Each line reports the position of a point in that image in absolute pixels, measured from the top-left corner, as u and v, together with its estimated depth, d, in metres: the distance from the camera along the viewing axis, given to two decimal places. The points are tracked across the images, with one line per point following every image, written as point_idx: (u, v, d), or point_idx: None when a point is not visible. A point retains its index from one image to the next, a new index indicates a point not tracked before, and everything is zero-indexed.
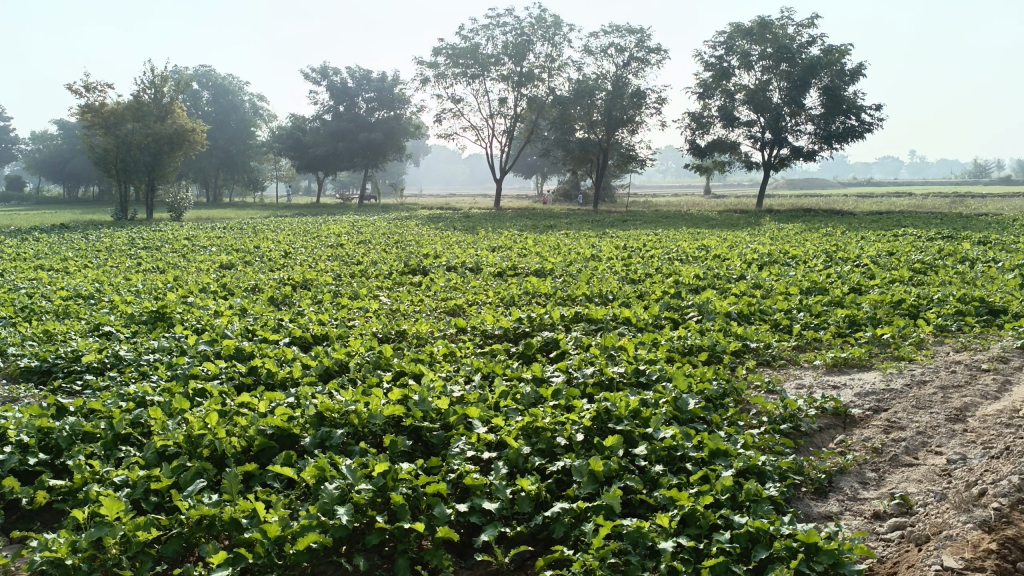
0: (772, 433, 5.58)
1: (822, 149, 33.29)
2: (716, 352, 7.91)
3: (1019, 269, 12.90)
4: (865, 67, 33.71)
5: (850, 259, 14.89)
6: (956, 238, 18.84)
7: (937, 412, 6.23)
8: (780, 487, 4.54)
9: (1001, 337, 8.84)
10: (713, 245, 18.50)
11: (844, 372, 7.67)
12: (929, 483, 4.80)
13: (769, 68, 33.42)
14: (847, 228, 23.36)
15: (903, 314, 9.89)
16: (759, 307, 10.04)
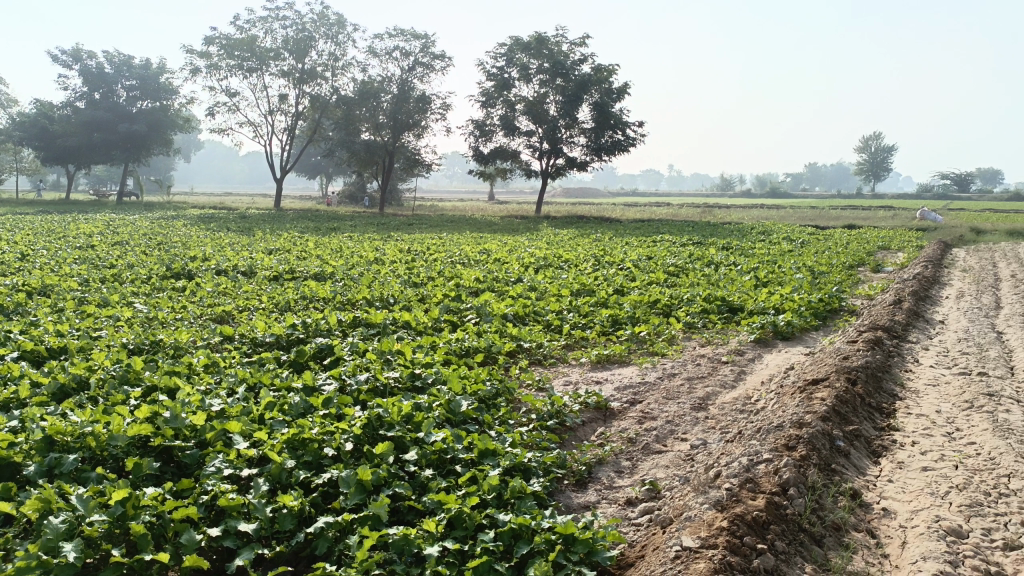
0: (540, 430, 5.80)
1: (594, 160, 35.72)
2: (492, 353, 8.11)
3: (752, 271, 14.71)
4: (629, 86, 36.64)
5: (615, 263, 16.04)
6: (704, 244, 21.06)
7: (683, 402, 6.87)
8: (543, 482, 4.72)
9: (737, 332, 10.00)
10: (493, 249, 19.06)
11: (607, 368, 8.22)
12: (674, 468, 5.25)
13: (546, 82, 35.15)
14: (615, 234, 25.21)
15: (658, 312, 10.84)
16: (533, 308, 10.47)
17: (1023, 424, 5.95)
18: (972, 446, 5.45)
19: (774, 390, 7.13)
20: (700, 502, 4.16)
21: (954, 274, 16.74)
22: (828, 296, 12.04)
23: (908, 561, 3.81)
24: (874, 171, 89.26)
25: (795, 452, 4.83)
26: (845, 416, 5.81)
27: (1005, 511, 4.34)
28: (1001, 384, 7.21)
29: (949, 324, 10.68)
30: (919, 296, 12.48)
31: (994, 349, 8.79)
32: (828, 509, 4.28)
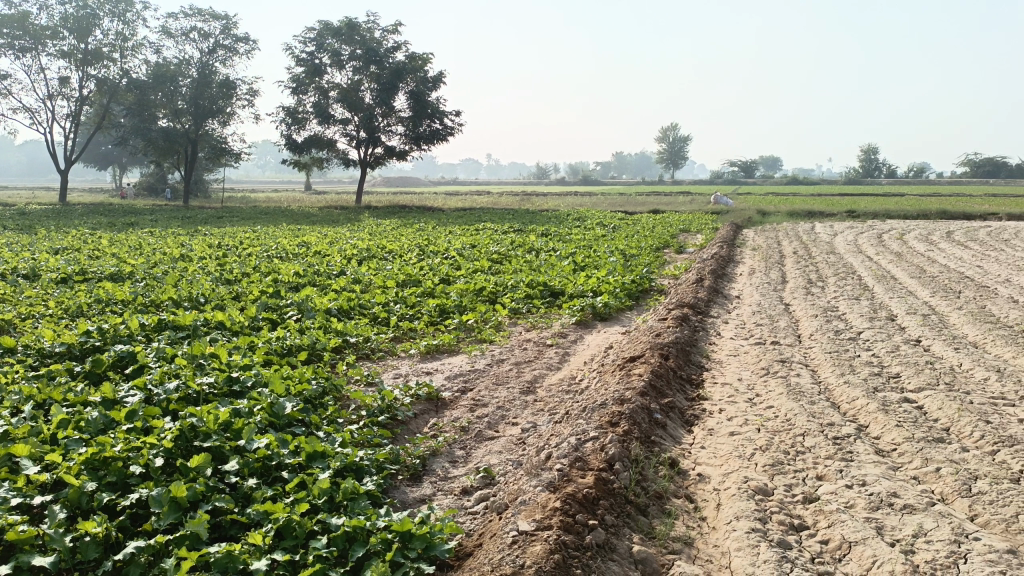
0: (371, 427, 5.65)
1: (412, 149, 35.48)
2: (316, 350, 7.80)
3: (571, 256, 15.33)
4: (445, 75, 36.68)
5: (439, 252, 16.05)
6: (525, 231, 21.65)
7: (513, 386, 7.01)
8: (376, 480, 4.59)
9: (560, 315, 10.37)
10: (312, 241, 18.38)
11: (436, 358, 8.19)
12: (507, 453, 5.33)
13: (359, 69, 34.30)
14: (437, 223, 25.27)
15: (484, 300, 10.98)
16: (358, 302, 10.22)
17: (809, 386, 6.67)
18: (770, 409, 6.02)
19: (596, 370, 7.47)
20: (535, 485, 4.24)
21: (745, 252, 18.47)
22: (640, 277, 12.81)
23: (723, 521, 4.12)
24: (673, 159, 96.30)
25: (620, 428, 5.07)
26: (661, 389, 6.20)
27: (800, 467, 4.83)
28: (789, 351, 8.04)
29: (744, 299, 11.75)
30: (718, 275, 13.62)
31: (782, 320, 9.79)
32: (651, 479, 4.53)
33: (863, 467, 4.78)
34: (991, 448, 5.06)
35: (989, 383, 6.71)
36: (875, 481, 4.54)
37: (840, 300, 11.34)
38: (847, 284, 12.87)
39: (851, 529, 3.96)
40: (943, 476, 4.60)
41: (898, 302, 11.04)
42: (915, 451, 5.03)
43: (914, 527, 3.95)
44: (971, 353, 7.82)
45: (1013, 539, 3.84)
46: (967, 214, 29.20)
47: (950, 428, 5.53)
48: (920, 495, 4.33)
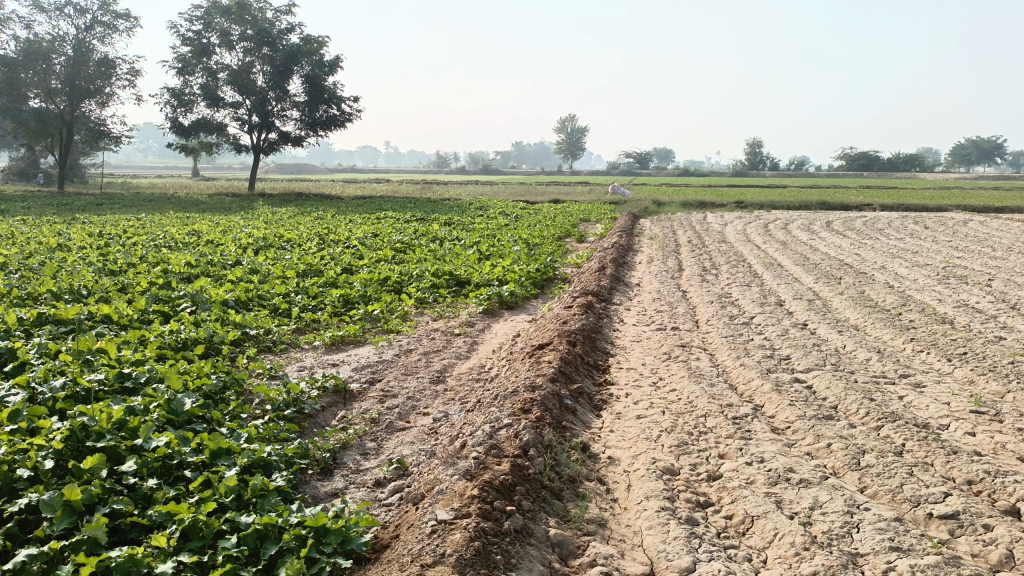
0: (276, 421, 5.47)
1: (309, 135, 34.48)
2: (213, 344, 7.47)
3: (475, 245, 15.35)
4: (342, 60, 35.81)
5: (341, 241, 15.72)
6: (427, 220, 21.50)
7: (422, 376, 6.97)
8: (286, 475, 4.45)
9: (466, 304, 10.37)
10: (204, 230, 17.58)
11: (342, 349, 8.03)
12: (419, 443, 5.29)
13: (251, 51, 32.97)
14: (336, 211, 24.70)
15: (389, 289, 10.83)
16: (257, 293, 9.86)
17: (709, 369, 6.97)
18: (673, 392, 6.25)
19: (505, 358, 7.53)
20: (450, 474, 4.23)
21: (643, 241, 19.04)
22: (544, 266, 12.98)
23: (635, 502, 4.24)
24: (572, 149, 97.88)
25: (532, 414, 5.13)
26: (570, 375, 6.32)
27: (704, 446, 5.04)
28: (688, 336, 8.37)
29: (644, 286, 12.11)
30: (618, 263, 13.98)
31: (681, 306, 10.16)
32: (564, 464, 4.61)
33: (761, 444, 5.05)
34: (875, 423, 5.45)
35: (869, 363, 7.22)
36: (773, 458, 4.80)
37: (734, 286, 11.88)
38: (739, 272, 13.50)
39: (753, 504, 4.17)
40: (834, 451, 4.91)
41: (786, 288, 11.68)
42: (808, 428, 5.35)
43: (810, 500, 4.20)
44: (852, 335, 8.38)
45: (897, 507, 4.15)
46: (844, 205, 31.19)
47: (838, 406, 5.91)
48: (814, 470, 4.61)
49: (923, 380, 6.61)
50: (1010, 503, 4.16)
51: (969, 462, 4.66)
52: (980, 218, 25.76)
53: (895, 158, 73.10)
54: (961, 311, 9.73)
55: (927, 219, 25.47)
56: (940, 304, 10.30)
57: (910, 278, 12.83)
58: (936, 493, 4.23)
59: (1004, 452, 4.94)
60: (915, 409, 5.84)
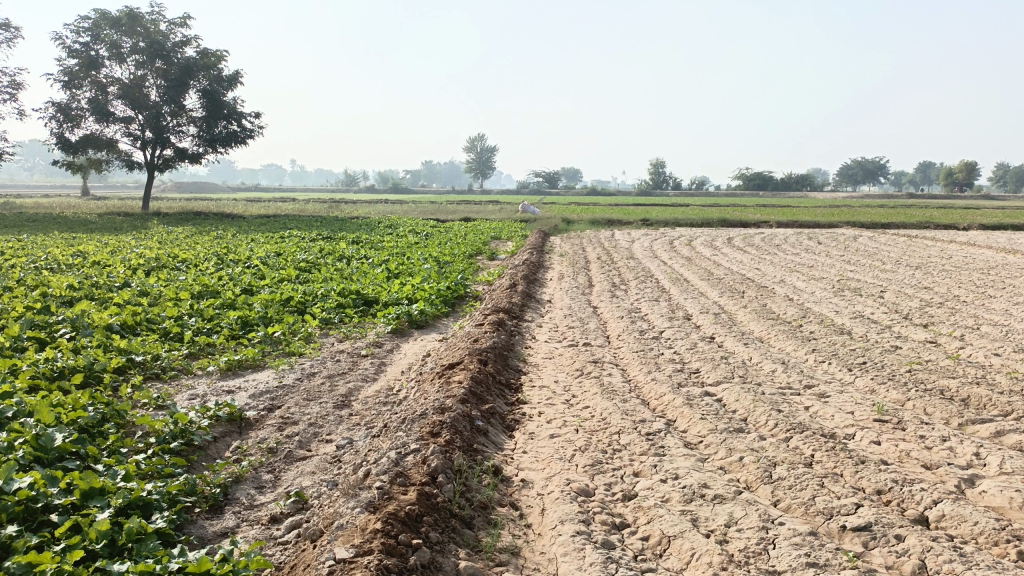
0: (161, 455, 5.01)
1: (207, 152, 33.22)
2: (94, 372, 6.86)
3: (383, 264, 14.97)
4: (242, 75, 34.70)
5: (241, 261, 15.02)
6: (333, 238, 20.91)
7: (325, 401, 6.59)
8: (169, 516, 4.02)
9: (374, 324, 10.01)
10: (90, 250, 16.44)
11: (239, 374, 7.54)
12: (321, 473, 4.95)
13: (143, 64, 31.40)
14: (236, 230, 23.76)
15: (292, 310, 10.35)
16: (145, 316, 9.19)
17: (621, 385, 6.89)
18: (586, 410, 6.13)
19: (414, 380, 7.24)
20: (352, 507, 3.91)
21: (553, 258, 19.12)
22: (455, 284, 12.76)
23: (549, 527, 4.05)
24: (481, 168, 98.37)
25: (440, 438, 4.87)
26: (481, 396, 6.09)
27: (619, 465, 4.91)
28: (600, 351, 8.32)
29: (555, 303, 12.05)
30: (529, 280, 13.91)
31: (592, 322, 10.13)
32: (475, 489, 4.37)
33: (675, 460, 4.97)
34: (784, 434, 5.49)
35: (776, 375, 7.34)
36: (688, 474, 4.72)
37: (643, 301, 11.98)
38: (647, 287, 13.67)
39: (669, 523, 4.05)
40: (747, 464, 4.89)
41: (693, 302, 11.87)
42: (720, 442, 5.32)
43: (725, 516, 4.12)
44: (758, 347, 8.53)
45: (811, 521, 4.13)
46: (743, 222, 32.36)
47: (748, 418, 5.94)
48: (727, 485, 4.56)
49: (827, 390, 6.76)
50: (918, 512, 4.21)
51: (876, 472, 4.73)
52: (868, 234, 27.30)
53: (787, 178, 77.17)
54: (858, 323, 10.11)
55: (820, 235, 26.74)
56: (837, 315, 10.69)
57: (808, 291, 13.32)
58: (847, 505, 4.24)
59: (908, 459, 5.05)
60: (822, 419, 5.93)
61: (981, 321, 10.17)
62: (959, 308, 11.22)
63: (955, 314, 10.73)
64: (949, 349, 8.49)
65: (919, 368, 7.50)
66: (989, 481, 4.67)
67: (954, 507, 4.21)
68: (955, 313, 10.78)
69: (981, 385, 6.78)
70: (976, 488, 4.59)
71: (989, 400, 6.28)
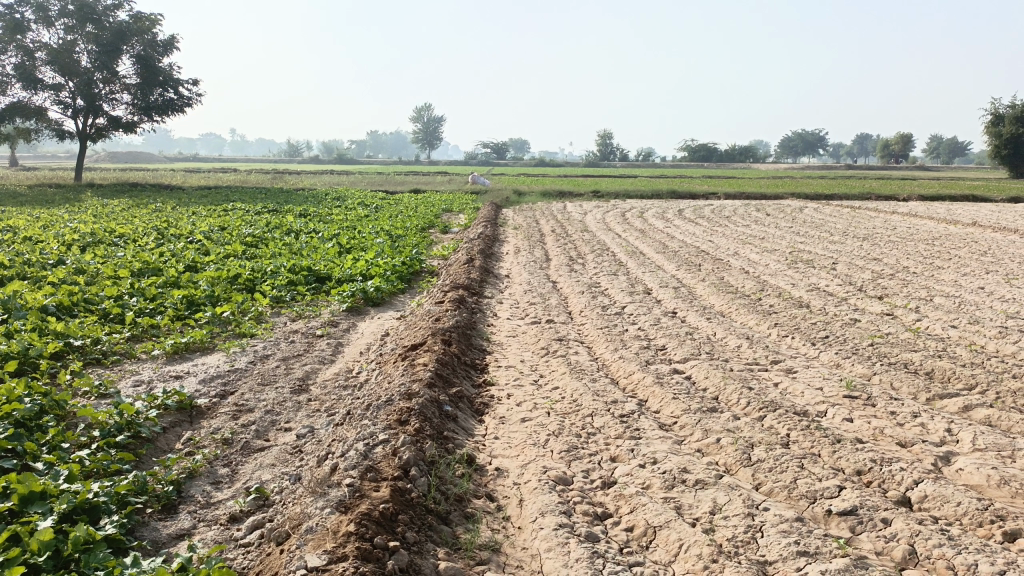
0: (106, 450, 4.66)
1: (142, 121, 31.85)
2: (28, 358, 6.37)
3: (334, 238, 14.51)
4: (178, 40, 33.27)
5: (183, 236, 14.36)
6: (280, 211, 20.24)
7: (281, 386, 6.26)
8: (119, 520, 3.68)
9: (328, 303, 9.64)
10: (19, 225, 15.49)
11: (186, 358, 7.12)
12: (281, 466, 4.66)
13: (72, 28, 29.60)
14: (177, 202, 22.76)
15: (241, 289, 9.88)
16: (83, 296, 8.65)
17: (589, 363, 6.73)
18: (556, 391, 5.96)
19: (375, 361, 6.97)
20: (320, 507, 3.65)
21: (508, 231, 18.87)
22: (410, 259, 12.43)
23: (529, 520, 3.87)
24: (429, 138, 97.18)
25: (409, 427, 4.62)
26: (447, 379, 5.85)
27: (595, 449, 4.76)
28: (563, 328, 8.16)
29: (513, 278, 11.84)
30: (485, 254, 13.66)
31: (553, 297, 9.95)
32: (449, 482, 4.15)
33: (652, 443, 4.83)
34: (758, 413, 5.41)
35: (742, 350, 7.28)
36: (666, 458, 4.58)
37: (602, 275, 11.85)
38: (605, 261, 13.56)
39: (654, 513, 3.91)
40: (725, 446, 4.78)
41: (652, 276, 11.79)
42: (695, 423, 5.21)
43: (709, 503, 4.00)
44: (722, 322, 8.48)
45: (796, 505, 4.05)
46: (692, 194, 32.54)
47: (720, 397, 5.85)
48: (708, 468, 4.44)
49: (794, 365, 6.72)
50: (900, 493, 4.18)
51: (855, 451, 4.68)
52: (813, 205, 27.78)
53: (731, 150, 78.44)
54: (815, 295, 10.18)
55: (768, 207, 27.08)
56: (795, 288, 10.74)
57: (763, 264, 13.38)
58: (830, 487, 4.17)
59: (883, 437, 5.02)
60: (792, 396, 5.88)
61: (934, 293, 10.35)
62: (910, 280, 11.41)
63: (908, 286, 10.88)
64: (906, 321, 8.59)
65: (881, 341, 7.54)
66: (964, 458, 4.66)
67: (935, 488, 4.18)
68: (907, 285, 10.95)
69: (943, 358, 6.84)
70: (952, 466, 4.58)
71: (953, 373, 6.33)
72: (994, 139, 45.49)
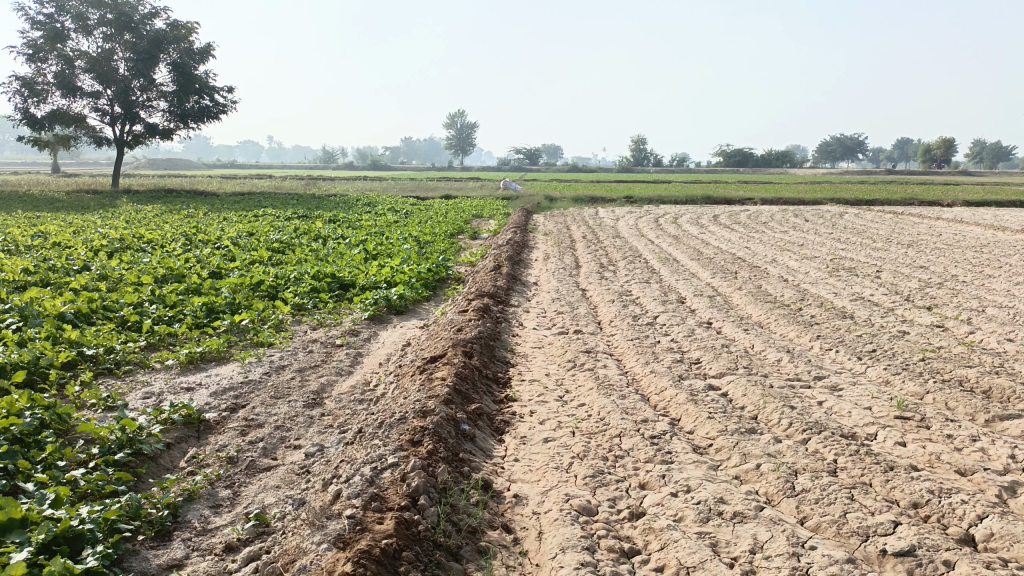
0: (103, 469, 4.42)
1: (178, 128, 32.22)
2: (39, 368, 6.20)
3: (361, 244, 14.33)
4: (214, 47, 33.61)
5: (210, 242, 14.29)
6: (309, 217, 20.16)
7: (295, 399, 5.99)
8: (104, 551, 3.41)
9: (350, 311, 9.39)
10: (52, 230, 15.56)
11: (200, 369, 6.90)
12: (286, 488, 4.38)
13: (111, 36, 30.02)
14: (209, 208, 22.84)
15: (263, 296, 9.68)
16: (102, 303, 8.52)
17: (618, 378, 6.35)
18: (582, 408, 5.59)
19: (393, 374, 6.67)
20: (317, 543, 3.34)
21: (537, 238, 18.52)
22: (436, 266, 12.16)
23: (548, 556, 3.51)
24: (462, 146, 97.52)
25: (422, 449, 4.30)
26: (466, 394, 5.52)
27: (622, 475, 4.38)
28: (592, 340, 7.78)
29: (542, 285, 11.49)
30: (514, 261, 13.31)
31: (582, 306, 9.56)
32: (462, 511, 3.81)
33: (685, 469, 4.45)
34: (801, 436, 4.98)
35: (782, 365, 6.82)
36: (701, 486, 4.19)
37: (633, 284, 11.44)
38: (636, 268, 13.13)
39: (686, 551, 3.52)
40: (765, 473, 4.38)
41: (686, 284, 11.35)
42: (732, 446, 4.80)
43: (749, 540, 3.61)
44: (760, 334, 8.01)
45: (845, 544, 3.64)
46: (727, 199, 31.89)
47: (758, 417, 5.42)
48: (746, 499, 4.04)
49: (839, 383, 6.25)
50: (963, 530, 3.73)
51: (910, 480, 4.23)
52: (853, 211, 26.96)
53: (767, 154, 77.16)
54: (859, 305, 9.65)
55: (806, 212, 26.34)
56: (837, 298, 10.20)
57: (802, 271, 12.85)
58: (885, 524, 3.75)
59: (940, 464, 4.57)
60: (838, 417, 5.43)
61: (986, 303, 9.74)
62: (960, 289, 10.79)
63: (957, 296, 10.28)
64: (958, 334, 8.03)
65: (933, 356, 7.01)
66: None
67: (1004, 524, 3.72)
68: (957, 295, 10.34)
69: (1001, 375, 6.31)
70: (1019, 498, 4.11)
71: (1014, 392, 5.81)
72: None
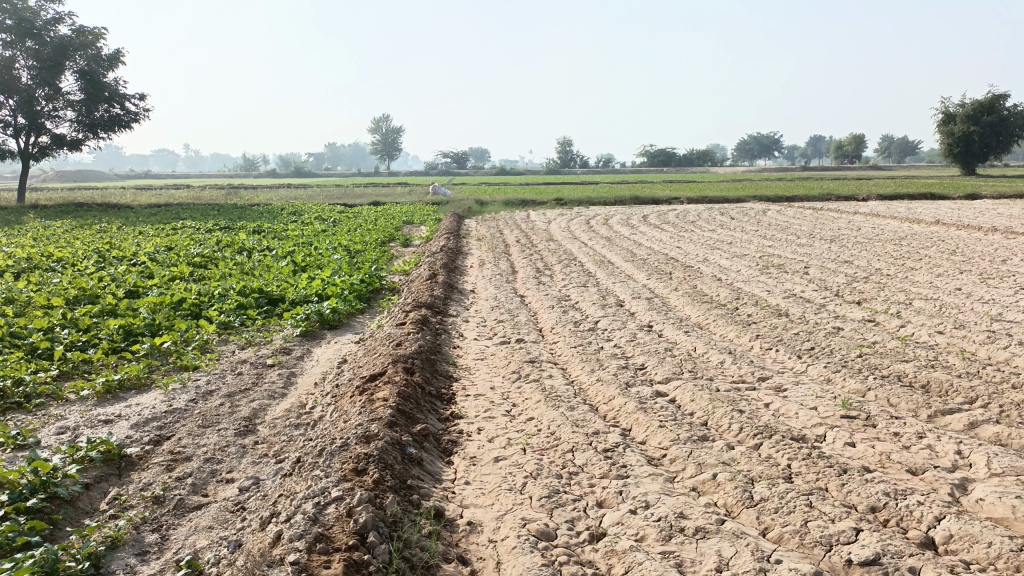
0: (12, 519, 3.98)
1: (87, 138, 30.64)
2: None
3: (289, 255, 13.84)
4: (124, 54, 32.06)
5: (126, 258, 13.54)
6: (232, 228, 19.42)
7: (225, 428, 5.61)
8: None
9: (280, 327, 8.99)
10: None
11: (119, 399, 6.40)
12: (220, 529, 4.04)
13: (12, 43, 28.25)
14: (124, 222, 21.76)
15: (186, 315, 9.17)
16: (7, 330, 7.87)
17: (565, 388, 6.21)
18: (531, 422, 5.41)
19: (330, 395, 6.35)
20: None
21: (471, 243, 18.29)
22: (369, 276, 11.81)
23: None
24: (389, 150, 96.37)
25: (368, 478, 4.03)
26: (410, 415, 5.26)
27: (578, 494, 4.23)
28: (535, 348, 7.63)
29: (479, 293, 11.30)
30: (448, 268, 13.08)
31: (522, 314, 9.41)
32: (415, 546, 3.58)
33: (642, 483, 4.32)
34: (753, 441, 4.93)
35: (726, 367, 6.81)
36: (660, 501, 4.07)
37: (571, 288, 11.36)
38: (573, 271, 13.09)
39: (652, 573, 3.38)
40: (723, 483, 4.29)
41: (623, 287, 11.34)
42: (687, 456, 4.71)
43: (714, 557, 3.50)
44: (701, 335, 8.01)
45: (810, 555, 3.57)
46: (655, 199, 32.40)
47: (709, 423, 5.36)
48: (707, 512, 3.94)
49: (783, 383, 6.27)
50: (922, 533, 3.72)
51: (865, 483, 4.21)
52: (776, 208, 27.76)
53: (690, 154, 78.98)
54: (793, 302, 9.81)
55: (730, 210, 26.99)
56: (770, 295, 10.36)
57: (734, 270, 13.04)
58: (847, 531, 3.70)
59: (891, 464, 4.58)
60: (786, 419, 5.41)
61: (911, 296, 10.04)
62: (886, 283, 11.11)
63: (884, 290, 10.58)
64: (890, 329, 8.22)
65: (870, 352, 7.13)
66: (982, 485, 4.23)
67: (960, 525, 3.73)
68: (884, 288, 10.64)
69: (936, 369, 6.44)
70: (970, 495, 4.14)
71: (951, 386, 5.94)
72: (946, 138, 46.27)
